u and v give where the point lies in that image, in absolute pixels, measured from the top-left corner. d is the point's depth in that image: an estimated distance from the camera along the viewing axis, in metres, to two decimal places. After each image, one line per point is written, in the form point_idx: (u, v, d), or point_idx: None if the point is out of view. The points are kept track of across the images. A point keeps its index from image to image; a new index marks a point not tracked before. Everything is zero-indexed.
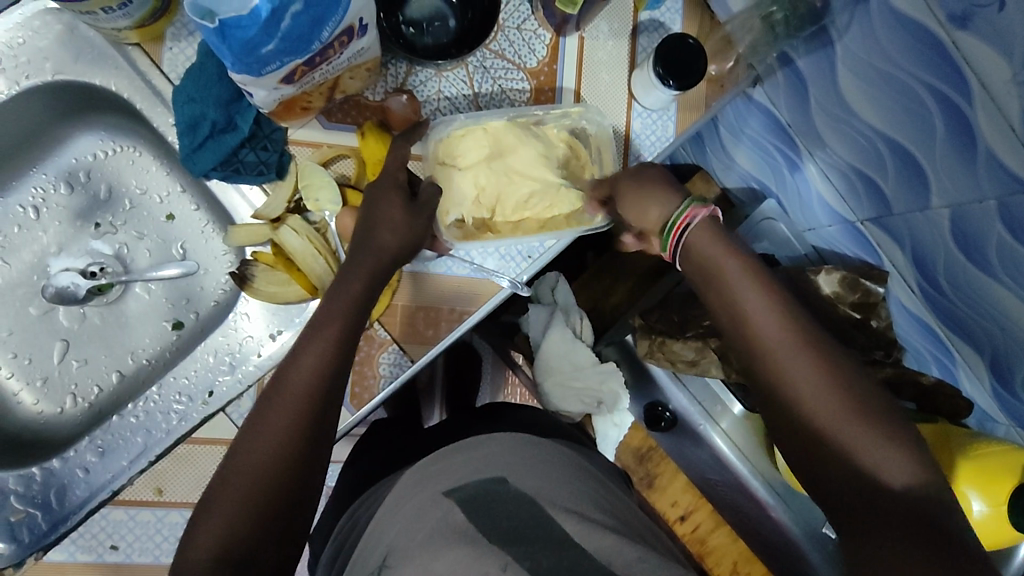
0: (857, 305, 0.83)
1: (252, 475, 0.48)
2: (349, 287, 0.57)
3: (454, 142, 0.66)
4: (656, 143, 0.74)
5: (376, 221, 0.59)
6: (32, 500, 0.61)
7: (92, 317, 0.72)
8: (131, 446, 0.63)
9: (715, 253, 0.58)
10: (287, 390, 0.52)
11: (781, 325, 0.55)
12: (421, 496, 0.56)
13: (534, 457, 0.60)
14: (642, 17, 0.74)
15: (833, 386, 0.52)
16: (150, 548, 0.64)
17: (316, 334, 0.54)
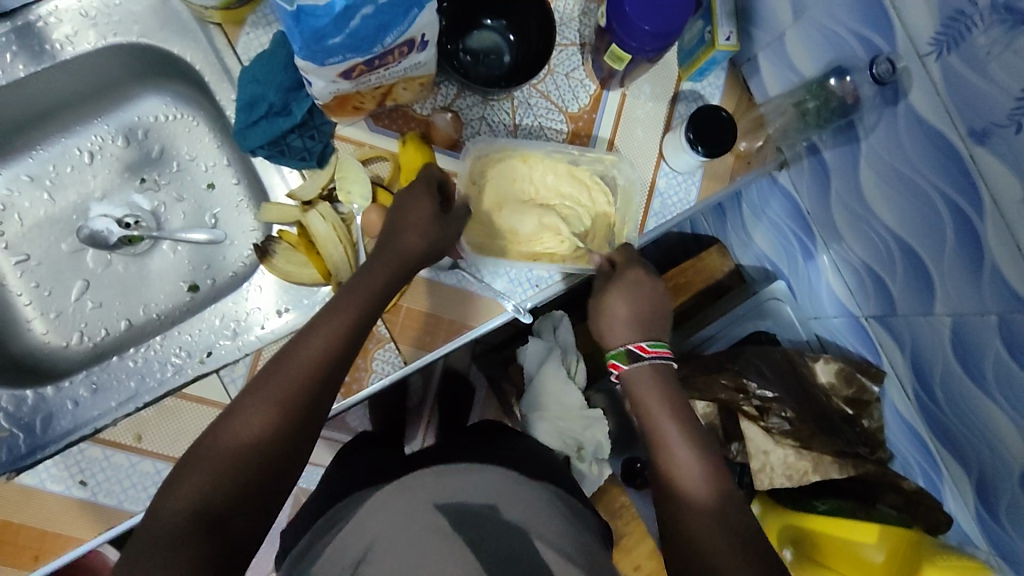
0: (851, 400, 0.84)
1: (243, 437, 0.50)
2: (374, 275, 0.59)
3: (490, 165, 0.70)
4: (677, 204, 0.77)
5: (403, 224, 0.61)
6: (18, 420, 0.63)
7: (117, 265, 0.76)
8: (123, 389, 0.66)
9: (652, 393, 0.64)
10: (293, 362, 0.54)
11: (699, 475, 0.58)
12: (410, 502, 0.57)
13: (514, 490, 0.60)
14: (684, 87, 0.79)
15: (737, 538, 0.53)
16: (117, 492, 0.62)
17: (331, 314, 0.56)
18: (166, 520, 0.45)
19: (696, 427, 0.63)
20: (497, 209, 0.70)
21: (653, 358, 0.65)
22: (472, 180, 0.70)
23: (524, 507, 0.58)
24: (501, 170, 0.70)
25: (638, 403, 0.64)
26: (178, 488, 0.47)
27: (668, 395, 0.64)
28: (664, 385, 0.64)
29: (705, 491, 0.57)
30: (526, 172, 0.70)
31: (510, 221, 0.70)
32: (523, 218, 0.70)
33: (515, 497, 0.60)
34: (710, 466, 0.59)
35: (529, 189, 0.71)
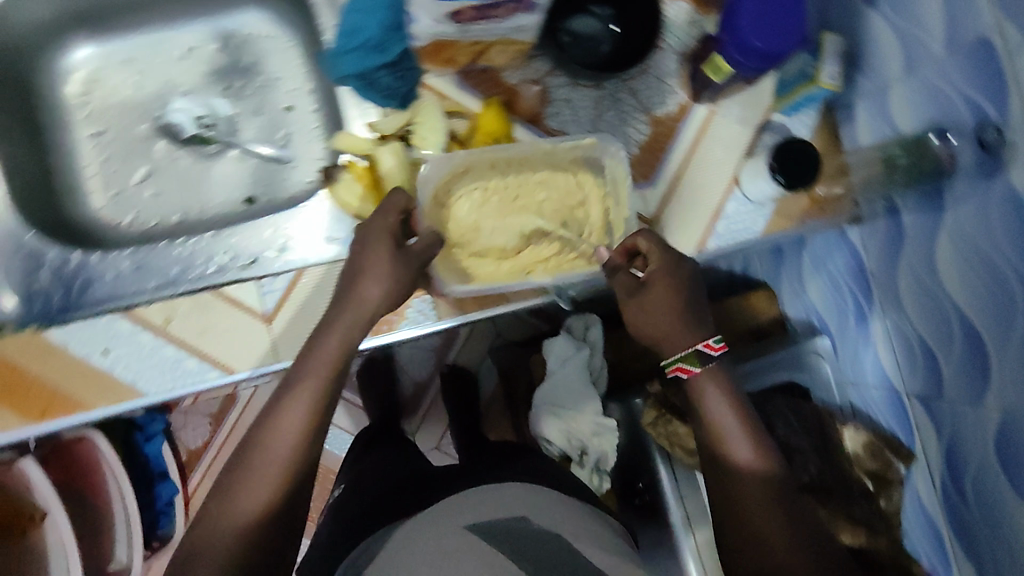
0: (872, 475, 0.82)
1: (211, 546, 0.50)
2: (326, 345, 0.58)
3: (452, 174, 0.65)
4: (742, 233, 0.75)
5: (363, 273, 0.59)
6: (60, 278, 0.65)
7: (184, 160, 0.78)
8: (164, 273, 0.67)
9: (713, 386, 0.60)
10: (261, 452, 0.53)
11: (757, 468, 0.57)
12: (438, 529, 0.61)
13: (538, 501, 0.67)
14: (774, 117, 0.77)
15: (802, 533, 0.53)
16: (135, 368, 0.63)
17: (294, 394, 0.55)
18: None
19: (750, 409, 0.60)
20: (468, 215, 0.65)
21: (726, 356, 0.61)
22: (436, 198, 0.64)
23: (548, 515, 0.64)
24: (470, 179, 0.65)
25: (697, 392, 0.60)
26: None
27: (726, 384, 0.60)
28: (719, 369, 0.61)
29: (764, 485, 0.56)
30: (497, 178, 0.66)
31: (487, 230, 0.65)
32: (502, 230, 0.65)
33: (539, 509, 0.66)
34: (767, 455, 0.58)
35: (506, 195, 0.65)
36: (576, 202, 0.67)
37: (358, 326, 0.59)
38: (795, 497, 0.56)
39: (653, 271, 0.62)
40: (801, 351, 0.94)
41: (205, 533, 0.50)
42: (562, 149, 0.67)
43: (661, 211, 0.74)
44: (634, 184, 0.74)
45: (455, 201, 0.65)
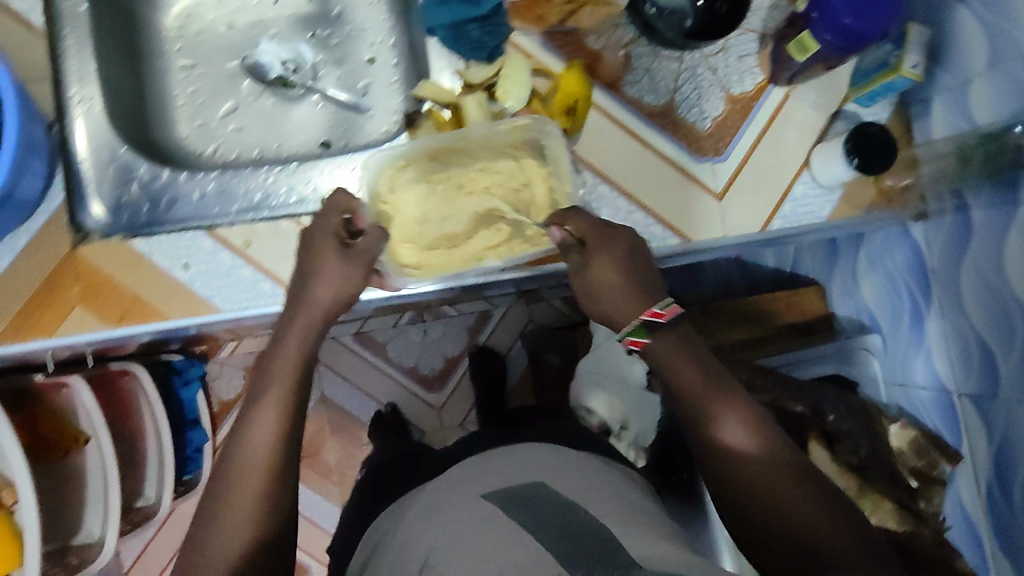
0: (917, 472, 0.81)
1: (211, 555, 0.52)
2: (285, 349, 0.60)
3: (394, 168, 0.68)
4: (809, 216, 0.76)
5: (313, 275, 0.62)
6: (148, 192, 0.67)
7: (267, 100, 0.81)
8: (247, 198, 0.69)
9: (686, 362, 0.58)
10: (237, 460, 0.55)
11: (748, 438, 0.55)
12: (461, 499, 0.62)
13: (562, 466, 0.65)
14: (848, 106, 0.77)
15: (813, 502, 0.52)
16: (212, 285, 0.66)
17: (257, 409, 0.58)
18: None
19: (726, 374, 0.59)
20: (415, 206, 0.68)
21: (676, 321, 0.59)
22: (382, 195, 0.68)
23: (578, 482, 0.62)
24: (414, 173, 0.68)
25: (671, 373, 0.58)
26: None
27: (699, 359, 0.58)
28: (690, 344, 0.59)
29: (764, 452, 0.55)
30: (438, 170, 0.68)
31: (433, 221, 0.68)
32: (453, 218, 0.68)
33: (566, 476, 0.64)
34: (756, 422, 0.56)
35: (449, 185, 0.68)
36: (520, 184, 0.68)
37: (315, 321, 0.62)
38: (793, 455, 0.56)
39: (592, 245, 0.62)
40: (846, 351, 0.93)
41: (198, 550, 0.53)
42: (504, 134, 0.69)
43: (729, 187, 0.74)
44: (706, 158, 0.74)
45: (402, 197, 0.68)
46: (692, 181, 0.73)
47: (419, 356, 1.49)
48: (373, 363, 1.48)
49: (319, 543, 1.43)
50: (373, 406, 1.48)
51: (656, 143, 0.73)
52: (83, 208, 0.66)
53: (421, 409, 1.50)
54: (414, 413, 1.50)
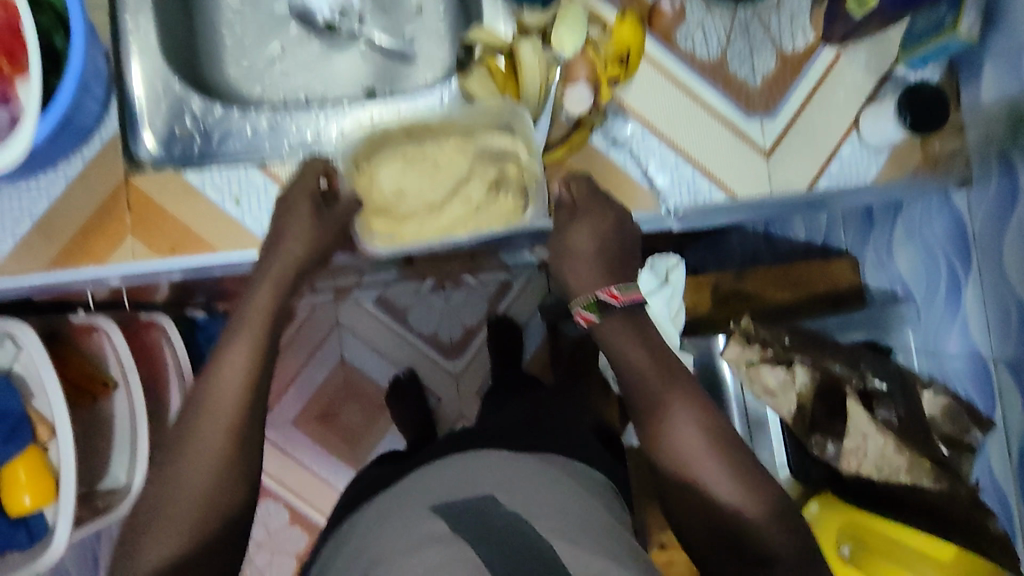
0: (947, 439, 0.79)
1: (166, 511, 0.54)
2: (256, 306, 0.61)
3: (370, 145, 0.69)
4: (854, 178, 0.76)
5: (284, 236, 0.63)
6: (199, 126, 0.69)
7: (313, 45, 0.80)
8: (297, 136, 0.71)
9: (634, 343, 0.62)
10: (200, 417, 0.57)
11: (686, 416, 0.60)
12: (411, 515, 0.64)
13: (513, 479, 0.69)
14: (897, 70, 0.77)
15: (739, 482, 0.58)
16: (262, 220, 0.66)
17: (231, 355, 0.59)
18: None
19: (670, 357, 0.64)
20: (388, 179, 0.68)
21: (627, 303, 0.63)
22: (357, 163, 0.69)
23: (527, 495, 0.65)
24: (390, 147, 0.69)
25: (619, 352, 0.63)
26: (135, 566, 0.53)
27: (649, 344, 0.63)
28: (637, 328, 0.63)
29: (698, 432, 0.60)
30: (415, 146, 0.69)
31: (406, 192, 0.68)
32: (427, 189, 0.68)
33: (514, 488, 0.68)
34: (694, 404, 0.61)
35: (423, 159, 0.69)
36: (494, 161, 0.68)
37: (287, 278, 0.63)
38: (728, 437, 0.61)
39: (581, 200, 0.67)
40: (880, 317, 0.92)
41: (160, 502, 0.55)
42: (476, 119, 0.69)
43: (778, 144, 0.74)
44: (756, 116, 0.74)
45: (377, 169, 0.68)
46: (741, 137, 0.73)
47: (438, 324, 1.49)
48: (392, 328, 1.48)
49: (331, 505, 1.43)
50: (390, 371, 1.48)
51: (707, 98, 0.73)
52: (136, 139, 0.67)
53: (438, 376, 1.49)
54: (431, 379, 1.49)
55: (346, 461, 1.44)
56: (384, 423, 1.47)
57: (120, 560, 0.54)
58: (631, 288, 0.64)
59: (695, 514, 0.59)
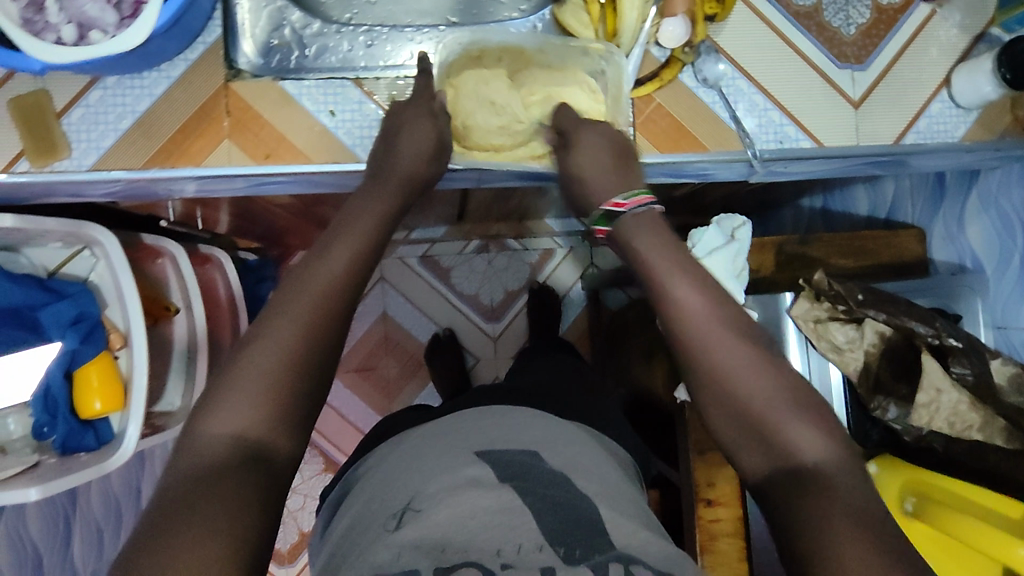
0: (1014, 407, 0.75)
1: (241, 374, 0.50)
2: (367, 208, 0.59)
3: (467, 58, 0.69)
4: (942, 135, 0.75)
5: (403, 139, 0.63)
6: (298, 40, 0.71)
7: None
8: (392, 57, 0.72)
9: (652, 239, 0.61)
10: (294, 290, 0.53)
11: (701, 306, 0.58)
12: (453, 452, 0.61)
13: (557, 437, 0.65)
14: (992, 30, 0.75)
15: (788, 394, 0.54)
16: (356, 134, 0.68)
17: (336, 241, 0.56)
18: (210, 450, 0.47)
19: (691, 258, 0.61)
20: (474, 102, 0.68)
21: (633, 210, 0.63)
22: (449, 81, 0.69)
23: (569, 458, 0.62)
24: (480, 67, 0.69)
25: (632, 249, 0.62)
26: (209, 422, 0.48)
27: (665, 240, 0.61)
28: (656, 227, 0.62)
29: (716, 324, 0.57)
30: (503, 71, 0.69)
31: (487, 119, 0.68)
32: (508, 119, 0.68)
33: (555, 448, 0.64)
34: (714, 294, 0.59)
35: (508, 86, 0.68)
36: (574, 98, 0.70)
37: (402, 191, 0.62)
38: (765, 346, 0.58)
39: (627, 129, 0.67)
40: (945, 285, 0.87)
41: (240, 359, 0.51)
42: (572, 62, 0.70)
43: (867, 95, 0.73)
44: (847, 65, 0.73)
45: (464, 89, 0.68)
46: (831, 85, 0.73)
47: (479, 286, 1.43)
48: (433, 286, 1.42)
49: None
50: (430, 328, 1.42)
51: (799, 43, 0.73)
52: (236, 46, 0.68)
53: (476, 337, 1.43)
54: (469, 339, 1.42)
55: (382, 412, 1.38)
56: (422, 379, 1.40)
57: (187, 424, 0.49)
58: (641, 193, 0.63)
59: (721, 414, 0.55)
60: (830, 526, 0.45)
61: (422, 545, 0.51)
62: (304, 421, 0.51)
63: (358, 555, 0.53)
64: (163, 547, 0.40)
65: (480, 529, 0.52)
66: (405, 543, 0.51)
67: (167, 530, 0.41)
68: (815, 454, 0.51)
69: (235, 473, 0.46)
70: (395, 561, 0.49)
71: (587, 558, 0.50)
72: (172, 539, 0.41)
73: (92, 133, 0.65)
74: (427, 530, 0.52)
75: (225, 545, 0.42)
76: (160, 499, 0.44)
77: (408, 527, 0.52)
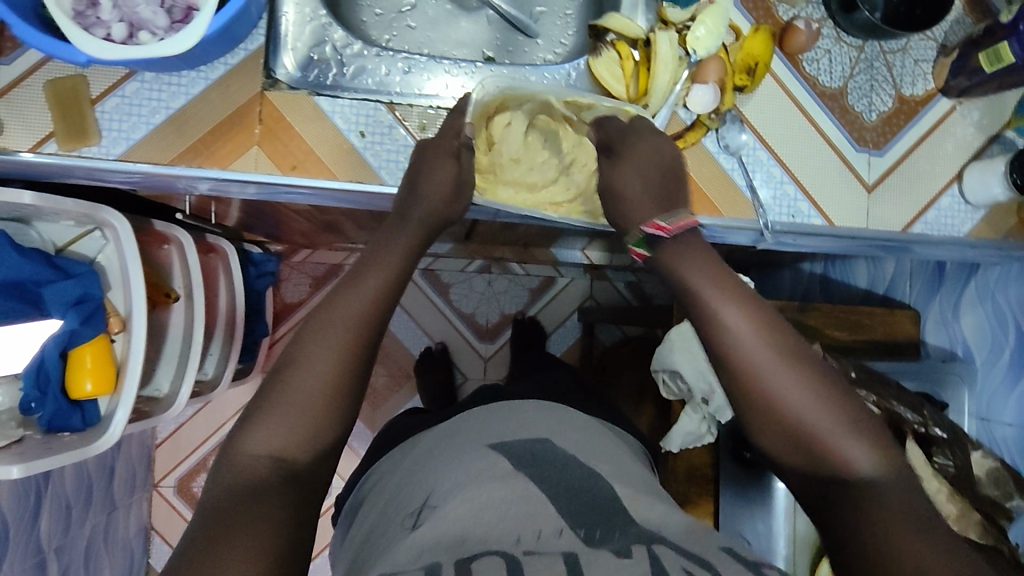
0: (997, 484, 0.80)
1: (275, 403, 0.52)
2: (391, 248, 0.61)
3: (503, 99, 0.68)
4: (947, 229, 0.77)
5: (423, 178, 0.64)
6: (336, 57, 0.72)
7: (445, 4, 0.83)
8: (426, 85, 0.73)
9: (696, 261, 0.60)
10: (329, 319, 0.55)
11: (747, 328, 0.56)
12: (462, 452, 0.62)
13: (564, 427, 0.67)
14: (1006, 133, 0.77)
15: (832, 409, 0.54)
16: (382, 157, 0.69)
17: (367, 274, 0.58)
18: (249, 469, 0.49)
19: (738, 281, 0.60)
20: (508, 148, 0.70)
21: (675, 234, 0.62)
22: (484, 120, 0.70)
23: (582, 447, 0.64)
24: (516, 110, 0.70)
25: (679, 275, 0.60)
26: (246, 441, 0.50)
27: (710, 266, 0.60)
28: (700, 251, 0.61)
29: (760, 343, 0.56)
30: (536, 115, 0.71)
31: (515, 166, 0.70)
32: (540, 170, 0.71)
33: (566, 436, 0.65)
34: (760, 311, 0.58)
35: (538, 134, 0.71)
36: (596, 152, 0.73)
37: (427, 222, 0.63)
38: (806, 356, 0.56)
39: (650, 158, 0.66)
40: (933, 370, 0.90)
41: (280, 383, 0.53)
42: (600, 123, 0.71)
43: (881, 180, 0.75)
44: (865, 149, 0.75)
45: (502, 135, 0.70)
46: (847, 166, 0.75)
47: (477, 306, 1.44)
48: (433, 301, 1.43)
49: (345, 460, 1.35)
50: (423, 342, 1.42)
51: (821, 123, 0.75)
52: (276, 58, 0.69)
53: (468, 356, 1.43)
54: (462, 358, 1.43)
55: (366, 419, 1.38)
56: (409, 390, 1.41)
57: (223, 446, 0.52)
58: (682, 215, 0.63)
59: (774, 432, 0.54)
60: (885, 527, 0.47)
61: (440, 542, 0.50)
62: (330, 441, 0.53)
63: (378, 554, 0.53)
64: (213, 560, 0.43)
65: (491, 523, 0.51)
66: (419, 539, 0.50)
67: (213, 547, 0.43)
68: (868, 469, 0.51)
69: (272, 492, 0.48)
70: (414, 552, 0.49)
71: (607, 539, 0.50)
72: (218, 554, 0.43)
73: (123, 124, 0.66)
74: (443, 527, 0.51)
75: (258, 549, 0.44)
76: (204, 511, 0.47)
77: (426, 524, 0.52)
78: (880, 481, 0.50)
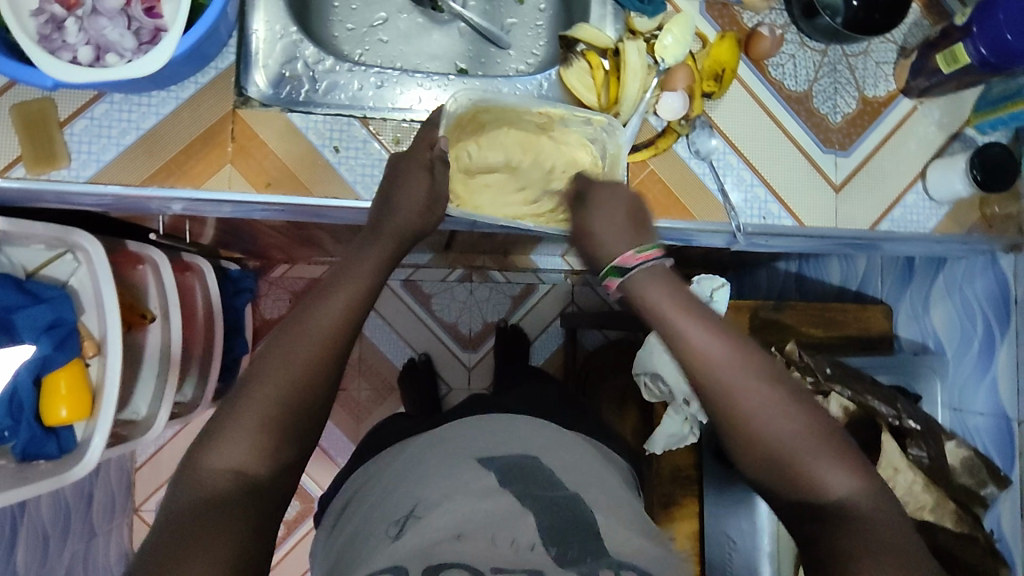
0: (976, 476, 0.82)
1: (241, 417, 0.51)
2: (362, 260, 0.60)
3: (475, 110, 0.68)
4: (913, 225, 0.79)
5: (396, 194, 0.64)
6: (308, 73, 0.72)
7: (416, 18, 0.83)
8: (400, 99, 0.74)
9: (664, 285, 0.58)
10: (299, 331, 0.55)
11: (721, 352, 0.55)
12: (446, 464, 0.62)
13: (547, 442, 0.67)
14: (967, 130, 0.80)
15: (807, 432, 0.54)
16: (357, 171, 0.69)
17: (337, 285, 0.58)
18: (210, 483, 0.49)
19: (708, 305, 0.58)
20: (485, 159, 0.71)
21: (647, 263, 0.59)
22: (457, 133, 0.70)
23: (564, 460, 0.64)
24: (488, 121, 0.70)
25: (645, 303, 0.57)
26: (209, 457, 0.50)
27: (679, 295, 0.57)
28: (667, 277, 0.58)
29: (736, 368, 0.55)
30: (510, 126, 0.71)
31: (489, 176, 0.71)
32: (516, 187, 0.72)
33: (548, 451, 0.66)
34: (731, 336, 0.56)
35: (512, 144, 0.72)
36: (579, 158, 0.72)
37: (400, 235, 0.63)
38: (781, 380, 0.56)
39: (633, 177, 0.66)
40: (908, 364, 0.91)
41: (246, 397, 0.52)
42: (571, 132, 0.72)
43: (848, 180, 0.77)
44: (832, 150, 0.77)
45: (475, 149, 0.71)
46: (814, 165, 0.77)
47: (459, 314, 1.44)
48: (415, 312, 1.42)
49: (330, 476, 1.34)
50: (406, 353, 1.42)
51: (788, 126, 0.76)
52: (248, 76, 0.69)
53: (451, 365, 1.43)
54: (445, 368, 1.43)
55: (349, 433, 1.36)
56: (394, 402, 1.40)
57: (187, 459, 0.51)
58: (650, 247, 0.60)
59: (750, 456, 0.55)
60: (856, 552, 0.48)
61: (422, 552, 0.50)
62: (295, 452, 0.53)
63: (359, 560, 0.53)
64: None
65: (474, 536, 0.52)
66: (401, 551, 0.50)
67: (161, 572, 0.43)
68: (844, 491, 0.52)
69: (237, 509, 0.48)
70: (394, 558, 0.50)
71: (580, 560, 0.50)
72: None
73: (93, 146, 0.65)
74: (428, 536, 0.52)
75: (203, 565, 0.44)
76: (162, 529, 0.47)
77: (408, 533, 0.52)
78: (854, 503, 0.51)
